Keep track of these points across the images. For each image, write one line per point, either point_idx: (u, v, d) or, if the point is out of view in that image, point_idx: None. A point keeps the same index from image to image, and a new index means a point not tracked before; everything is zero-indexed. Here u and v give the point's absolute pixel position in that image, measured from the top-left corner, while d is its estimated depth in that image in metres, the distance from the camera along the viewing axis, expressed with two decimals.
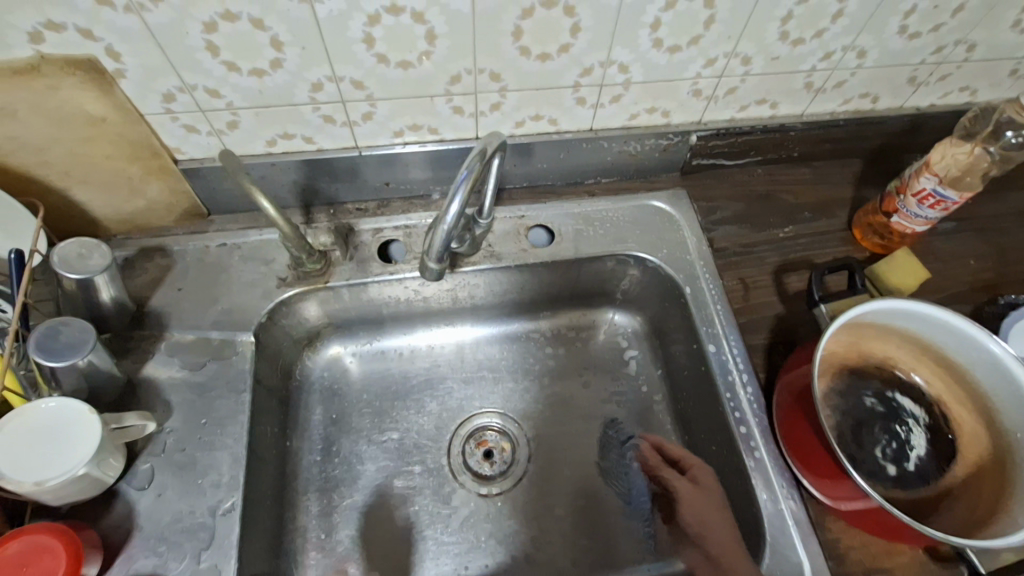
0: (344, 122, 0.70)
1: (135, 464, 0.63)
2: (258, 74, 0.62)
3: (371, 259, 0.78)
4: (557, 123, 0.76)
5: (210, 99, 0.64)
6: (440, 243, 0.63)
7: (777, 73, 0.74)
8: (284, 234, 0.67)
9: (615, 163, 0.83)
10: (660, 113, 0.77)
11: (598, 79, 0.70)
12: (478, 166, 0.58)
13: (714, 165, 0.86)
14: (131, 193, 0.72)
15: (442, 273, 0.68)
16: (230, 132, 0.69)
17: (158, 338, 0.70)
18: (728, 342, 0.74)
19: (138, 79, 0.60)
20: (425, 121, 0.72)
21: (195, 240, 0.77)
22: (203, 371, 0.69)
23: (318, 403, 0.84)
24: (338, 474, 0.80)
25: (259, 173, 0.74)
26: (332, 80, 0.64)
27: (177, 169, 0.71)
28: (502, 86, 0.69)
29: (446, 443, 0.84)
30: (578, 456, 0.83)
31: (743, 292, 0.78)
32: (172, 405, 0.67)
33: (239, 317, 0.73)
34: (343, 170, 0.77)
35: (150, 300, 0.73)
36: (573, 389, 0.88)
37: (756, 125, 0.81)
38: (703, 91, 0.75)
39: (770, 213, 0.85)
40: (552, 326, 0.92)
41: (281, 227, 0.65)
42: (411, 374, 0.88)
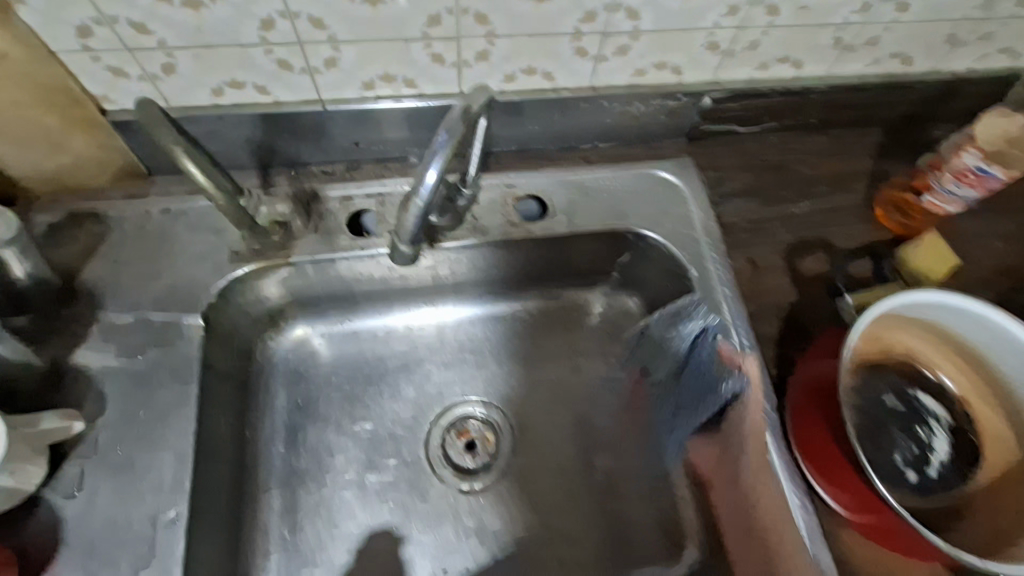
0: (303, 69, 0.60)
1: (61, 467, 0.55)
2: (193, 6, 0.51)
3: (339, 231, 0.69)
4: (553, 79, 0.66)
5: (136, 37, 0.53)
6: (415, 225, 0.57)
7: (804, 26, 0.65)
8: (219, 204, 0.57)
9: (617, 126, 0.74)
10: (670, 69, 0.68)
11: (602, 27, 0.60)
12: (460, 128, 0.51)
13: (726, 131, 0.78)
14: (51, 148, 0.61)
15: (412, 257, 0.64)
16: (166, 77, 0.58)
17: (89, 319, 0.61)
18: (737, 332, 0.67)
19: (42, 8, 0.49)
20: (399, 70, 0.62)
21: (133, 204, 0.67)
22: (143, 357, 0.61)
23: (281, 387, 0.76)
24: (304, 467, 0.73)
25: (206, 129, 0.64)
26: (285, 17, 0.54)
27: (105, 120, 0.61)
28: (489, 31, 0.59)
29: (425, 434, 0.78)
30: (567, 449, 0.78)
31: (753, 275, 0.71)
32: (106, 397, 0.58)
33: (185, 296, 0.64)
34: (305, 127, 0.66)
35: (80, 274, 0.63)
36: (562, 374, 0.81)
37: (776, 86, 0.72)
38: (721, 46, 0.65)
39: (785, 186, 0.77)
40: (542, 306, 0.84)
41: (214, 198, 0.56)
42: (386, 357, 0.80)
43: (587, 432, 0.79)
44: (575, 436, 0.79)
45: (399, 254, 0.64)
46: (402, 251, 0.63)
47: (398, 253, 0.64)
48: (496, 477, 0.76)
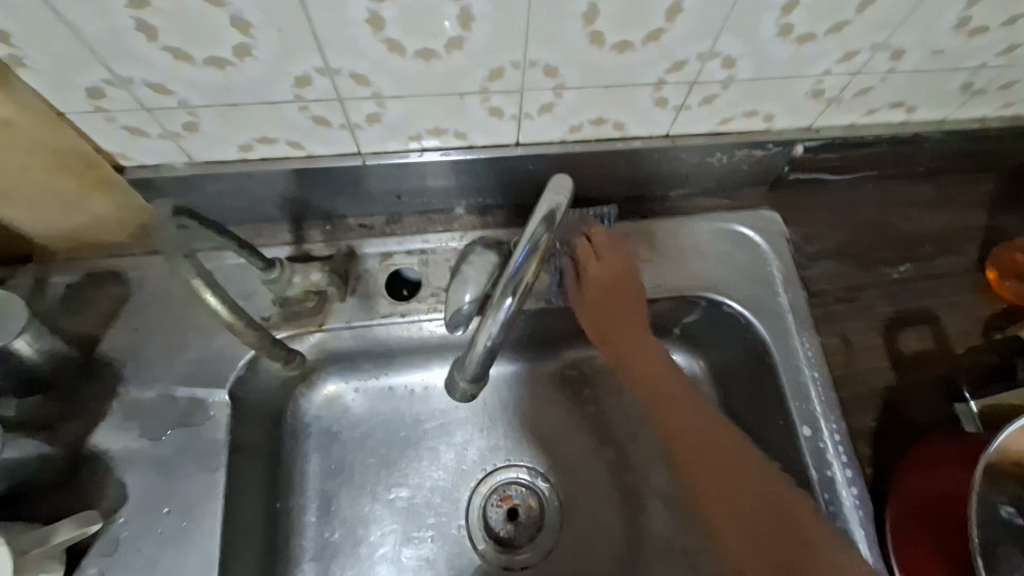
0: (343, 125, 0.52)
1: (79, 567, 0.51)
2: (219, 65, 0.44)
3: (378, 294, 0.62)
4: (624, 129, 0.57)
5: (155, 97, 0.46)
6: (483, 362, 0.50)
7: (929, 72, 0.54)
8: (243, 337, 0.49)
9: (692, 174, 0.65)
10: (762, 117, 0.58)
11: (690, 77, 0.51)
12: (544, 241, 0.43)
13: (814, 180, 0.68)
14: (68, 209, 0.55)
15: (473, 394, 0.55)
16: (189, 136, 0.51)
17: (110, 397, 0.56)
18: (828, 424, 0.59)
19: (49, 70, 0.43)
20: (451, 124, 0.54)
21: (157, 263, 0.61)
22: (168, 442, 0.55)
23: (314, 450, 0.68)
24: (338, 540, 0.66)
25: (233, 185, 0.57)
26: (324, 74, 0.46)
27: (123, 180, 0.54)
28: (558, 84, 0.50)
29: (464, 503, 0.69)
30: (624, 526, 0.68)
31: (844, 353, 0.62)
32: (129, 486, 0.54)
33: (212, 370, 0.58)
34: (342, 181, 0.59)
35: (101, 345, 0.58)
36: (621, 443, 0.71)
37: (882, 134, 0.62)
38: (826, 92, 0.56)
39: (881, 245, 0.67)
40: (595, 362, 0.73)
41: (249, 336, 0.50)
42: (422, 418, 0.71)
43: (647, 507, 0.69)
44: (627, 512, 0.69)
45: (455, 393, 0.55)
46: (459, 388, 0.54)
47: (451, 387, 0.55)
48: (540, 558, 0.68)
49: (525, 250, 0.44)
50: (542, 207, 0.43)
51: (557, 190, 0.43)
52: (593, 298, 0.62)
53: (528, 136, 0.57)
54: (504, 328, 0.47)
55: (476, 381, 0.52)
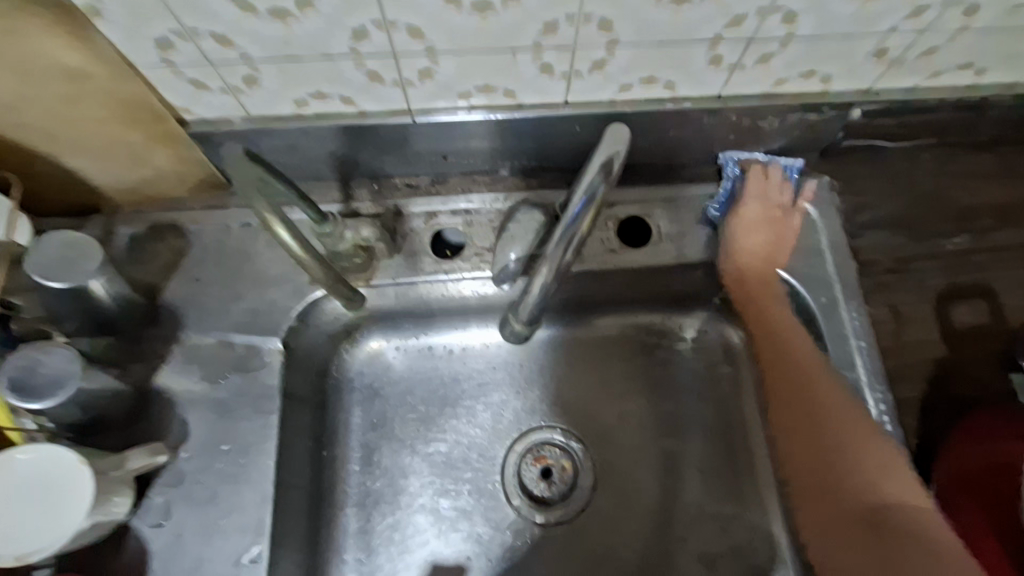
0: (395, 81, 0.53)
1: (148, 495, 0.55)
2: (282, 17, 0.45)
3: (423, 252, 0.64)
4: (675, 90, 0.57)
5: (220, 50, 0.48)
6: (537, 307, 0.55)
7: (1003, 30, 0.52)
8: (314, 278, 0.53)
9: (744, 139, 0.63)
10: (819, 79, 0.57)
11: (748, 33, 0.50)
12: (600, 191, 0.45)
13: (869, 148, 0.66)
14: (132, 161, 0.58)
15: (524, 335, 0.62)
16: (249, 90, 0.53)
17: (172, 341, 0.59)
18: (873, 395, 0.58)
19: (123, 22, 0.45)
20: (502, 82, 0.54)
21: (213, 217, 0.63)
22: (225, 386, 0.59)
23: (357, 404, 0.71)
24: (379, 489, 0.69)
25: (288, 142, 0.59)
26: (382, 28, 0.47)
27: (185, 134, 0.56)
28: (612, 39, 0.49)
29: (500, 460, 0.71)
30: (656, 490, 0.69)
31: (894, 325, 0.61)
32: (190, 425, 0.57)
33: (265, 320, 0.61)
34: (391, 139, 0.60)
35: (162, 292, 0.61)
36: (656, 411, 0.71)
37: (947, 99, 0.60)
38: (889, 52, 0.53)
39: (938, 216, 0.65)
40: (633, 330, 0.73)
41: (313, 275, 0.52)
42: (461, 376, 0.72)
43: (679, 474, 0.70)
44: (663, 477, 0.70)
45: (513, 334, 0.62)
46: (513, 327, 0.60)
47: (507, 331, 0.62)
48: (575, 516, 0.69)
49: (583, 201, 0.45)
50: (599, 157, 0.44)
51: (615, 141, 0.44)
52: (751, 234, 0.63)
53: (577, 96, 0.57)
54: (556, 278, 0.51)
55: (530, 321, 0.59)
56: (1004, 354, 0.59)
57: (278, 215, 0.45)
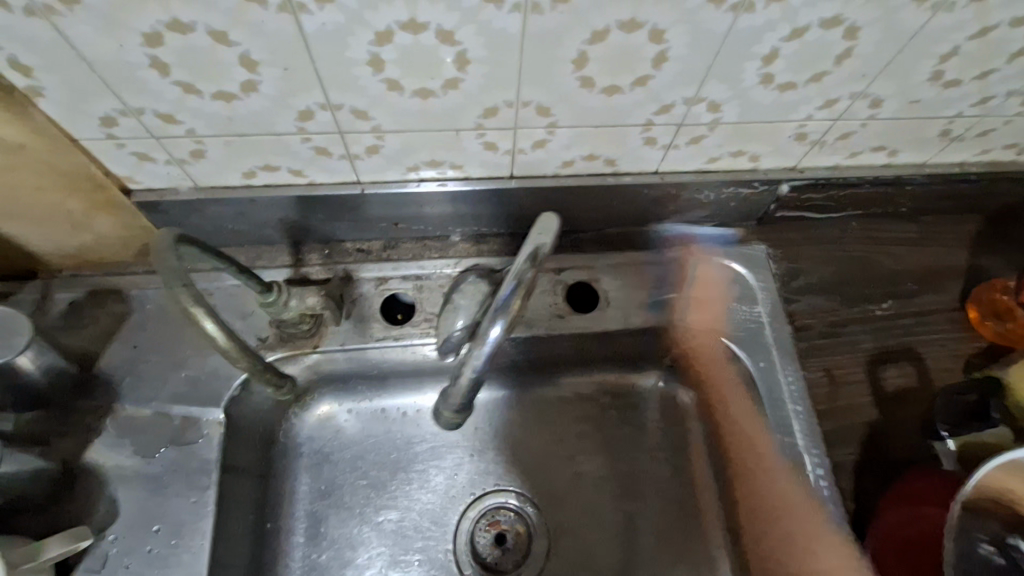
0: (343, 155, 0.54)
1: None
2: (226, 98, 0.46)
3: (373, 317, 0.64)
4: (615, 164, 0.60)
5: (163, 126, 0.48)
6: (467, 393, 0.51)
7: (907, 118, 0.57)
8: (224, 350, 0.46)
9: (684, 209, 0.67)
10: (748, 156, 0.60)
11: (678, 118, 0.53)
12: (527, 276, 0.46)
13: (800, 218, 0.70)
14: (74, 228, 0.57)
15: (458, 423, 0.57)
16: (195, 162, 0.53)
17: (106, 411, 0.57)
18: (810, 458, 0.60)
19: (63, 100, 0.45)
20: (448, 156, 0.56)
21: (158, 282, 0.62)
22: (159, 459, 0.56)
23: (305, 470, 0.69)
24: (325, 561, 0.66)
25: (238, 210, 0.59)
26: (326, 109, 0.48)
27: (131, 202, 0.56)
28: (551, 122, 0.52)
29: (452, 527, 0.69)
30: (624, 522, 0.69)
31: (829, 389, 0.63)
32: (119, 502, 0.55)
33: (206, 389, 0.59)
34: (341, 208, 0.61)
35: (99, 360, 0.59)
36: (608, 471, 0.71)
37: (865, 175, 0.64)
38: (809, 135, 0.58)
39: (866, 282, 0.69)
40: (586, 388, 0.74)
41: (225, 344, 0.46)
42: (413, 440, 0.71)
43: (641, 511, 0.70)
44: (623, 541, 0.69)
45: (445, 420, 0.56)
46: (442, 415, 0.55)
47: (441, 420, 0.56)
48: None
49: (511, 287, 0.46)
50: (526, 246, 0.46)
51: (542, 232, 0.46)
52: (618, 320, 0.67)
53: (522, 169, 0.59)
54: (487, 360, 0.47)
55: (460, 408, 0.53)
56: (930, 417, 0.62)
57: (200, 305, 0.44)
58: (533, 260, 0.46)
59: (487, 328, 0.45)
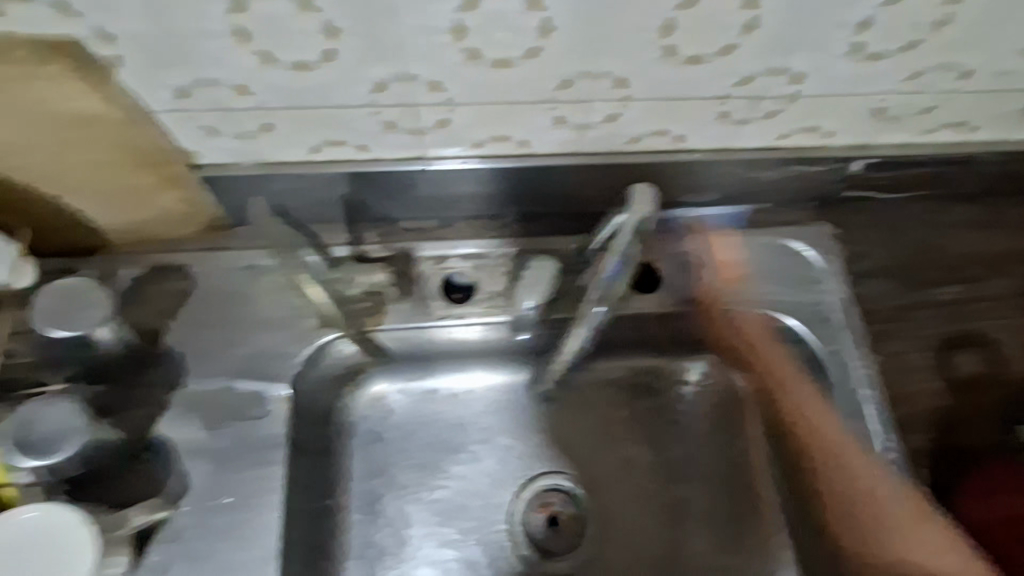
0: (410, 130, 0.53)
1: (145, 554, 0.52)
2: (302, 69, 0.45)
3: (432, 296, 0.63)
4: (683, 141, 0.58)
5: (237, 99, 0.48)
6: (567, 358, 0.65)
7: (995, 91, 0.54)
8: None
9: (748, 188, 0.65)
10: (821, 133, 0.58)
11: (756, 91, 0.51)
12: (633, 255, 0.49)
13: (867, 199, 0.68)
14: (139, 204, 0.57)
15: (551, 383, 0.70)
16: (263, 137, 0.53)
17: (171, 386, 0.58)
18: (881, 442, 0.60)
19: (142, 71, 0.45)
20: (515, 132, 0.55)
21: (218, 259, 0.62)
22: (226, 434, 0.57)
23: (358, 449, 0.68)
24: (381, 539, 0.66)
25: (299, 186, 0.58)
26: (401, 80, 0.47)
27: (196, 177, 0.56)
28: (625, 95, 0.51)
29: (506, 507, 0.69)
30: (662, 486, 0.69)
31: (899, 374, 0.62)
32: (188, 476, 0.55)
33: (267, 366, 0.59)
34: (401, 185, 0.60)
35: (163, 336, 0.59)
36: (661, 456, 0.70)
37: (940, 153, 0.62)
38: (889, 110, 0.56)
39: (936, 265, 0.66)
40: (637, 372, 0.72)
41: None
42: (466, 421, 0.71)
43: (682, 484, 0.70)
44: (676, 526, 0.68)
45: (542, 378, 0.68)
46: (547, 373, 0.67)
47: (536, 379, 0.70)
48: (585, 567, 0.67)
49: (618, 264, 0.50)
50: (629, 221, 0.46)
51: (640, 205, 0.45)
52: (714, 318, 0.67)
53: (587, 145, 0.58)
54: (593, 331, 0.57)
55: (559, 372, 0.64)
56: (1006, 404, 0.60)
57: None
58: (638, 234, 0.47)
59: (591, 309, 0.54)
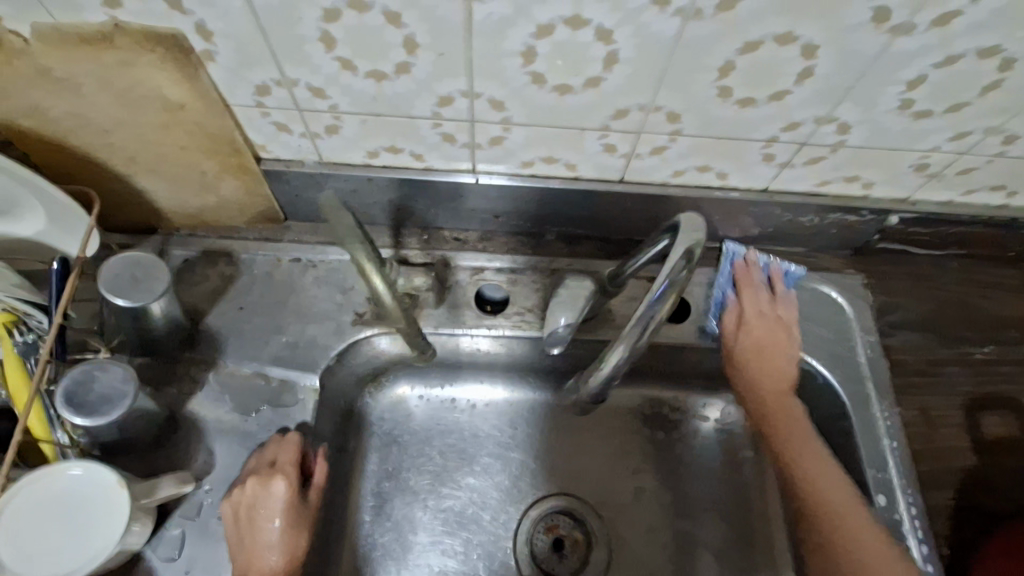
0: (466, 144, 0.56)
1: (164, 526, 0.53)
2: (377, 77, 0.48)
3: (466, 306, 0.65)
4: (726, 179, 0.60)
5: (312, 99, 0.51)
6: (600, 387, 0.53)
7: None
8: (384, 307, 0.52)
9: (784, 230, 0.66)
10: (861, 184, 0.60)
11: (803, 137, 0.53)
12: (681, 277, 0.46)
13: (900, 252, 0.69)
14: (201, 189, 0.60)
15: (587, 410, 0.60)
16: (327, 137, 0.56)
17: (209, 367, 0.60)
18: (904, 496, 0.58)
19: (230, 66, 0.48)
20: (566, 154, 0.57)
21: (266, 250, 0.65)
22: (256, 418, 0.58)
23: (375, 449, 0.69)
24: (387, 543, 0.67)
25: (352, 187, 0.61)
26: (466, 96, 0.50)
27: (259, 169, 0.59)
28: (675, 129, 0.53)
29: (513, 525, 0.69)
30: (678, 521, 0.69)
31: (924, 430, 0.62)
32: (216, 455, 0.56)
33: (305, 356, 0.61)
34: (449, 195, 0.62)
35: (206, 317, 0.61)
36: (674, 490, 0.70)
37: (978, 215, 0.63)
38: (930, 167, 0.57)
39: (966, 324, 0.67)
40: (658, 404, 0.73)
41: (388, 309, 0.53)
42: (482, 433, 0.71)
43: (693, 519, 0.69)
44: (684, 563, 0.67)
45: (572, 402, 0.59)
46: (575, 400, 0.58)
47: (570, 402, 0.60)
48: None
49: (663, 285, 0.45)
50: (679, 244, 0.46)
51: (692, 229, 0.46)
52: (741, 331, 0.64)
53: (632, 174, 0.60)
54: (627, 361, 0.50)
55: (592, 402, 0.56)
56: None
57: (371, 262, 0.48)
58: (688, 264, 0.46)
59: (630, 333, 0.48)
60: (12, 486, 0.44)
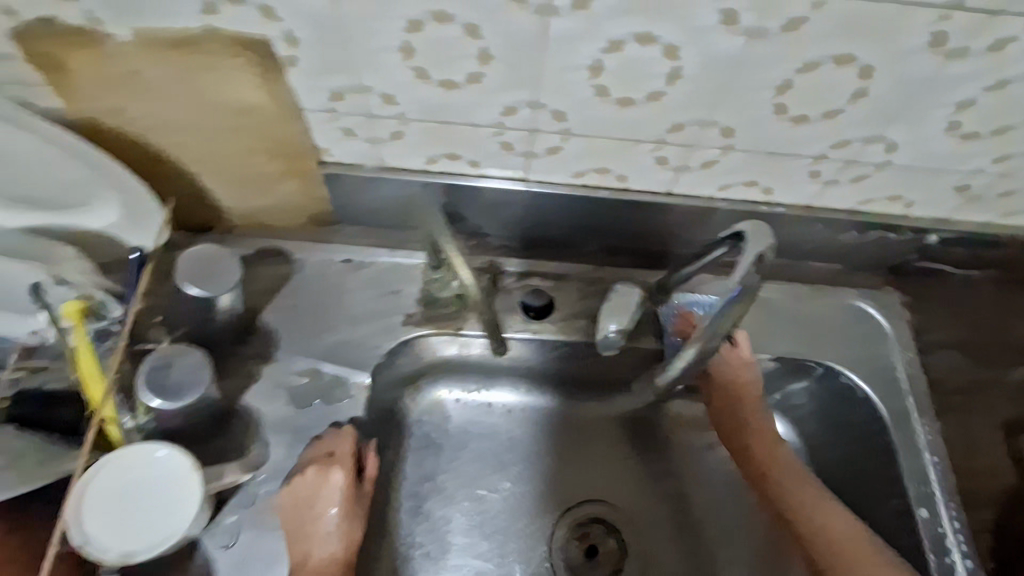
0: (523, 153, 0.58)
1: (221, 514, 0.55)
2: (448, 86, 0.50)
3: (512, 311, 0.67)
4: (771, 194, 0.61)
5: (382, 106, 0.53)
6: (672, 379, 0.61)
7: None
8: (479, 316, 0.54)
9: (824, 247, 0.68)
10: (903, 203, 0.61)
11: (851, 155, 0.55)
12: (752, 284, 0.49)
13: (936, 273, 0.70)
14: (262, 190, 0.62)
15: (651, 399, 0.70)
16: (391, 142, 0.58)
17: (264, 361, 0.61)
18: (946, 511, 0.59)
19: (310, 73, 0.50)
20: (618, 166, 0.59)
21: (320, 250, 0.66)
22: (309, 413, 0.60)
23: (414, 451, 0.70)
24: (425, 544, 0.67)
25: (408, 192, 0.63)
26: (530, 106, 0.52)
27: (320, 171, 0.61)
28: (727, 144, 0.55)
29: (548, 531, 0.69)
30: (712, 532, 0.69)
31: (963, 447, 0.63)
32: (269, 448, 0.58)
33: (357, 354, 0.63)
34: (499, 203, 0.64)
35: (261, 314, 0.63)
36: (709, 501, 0.71)
37: (1016, 237, 0.64)
38: (972, 188, 0.59)
39: (1003, 345, 0.68)
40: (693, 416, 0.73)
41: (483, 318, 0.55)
42: (519, 438, 0.72)
43: (728, 532, 0.70)
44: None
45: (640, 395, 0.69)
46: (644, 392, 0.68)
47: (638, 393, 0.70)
48: None
49: (735, 290, 0.50)
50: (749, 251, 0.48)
51: (757, 239, 0.48)
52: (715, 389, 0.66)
53: (679, 187, 0.62)
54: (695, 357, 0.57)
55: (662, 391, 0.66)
56: None
57: None
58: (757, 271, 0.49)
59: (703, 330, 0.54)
60: (94, 466, 0.46)
